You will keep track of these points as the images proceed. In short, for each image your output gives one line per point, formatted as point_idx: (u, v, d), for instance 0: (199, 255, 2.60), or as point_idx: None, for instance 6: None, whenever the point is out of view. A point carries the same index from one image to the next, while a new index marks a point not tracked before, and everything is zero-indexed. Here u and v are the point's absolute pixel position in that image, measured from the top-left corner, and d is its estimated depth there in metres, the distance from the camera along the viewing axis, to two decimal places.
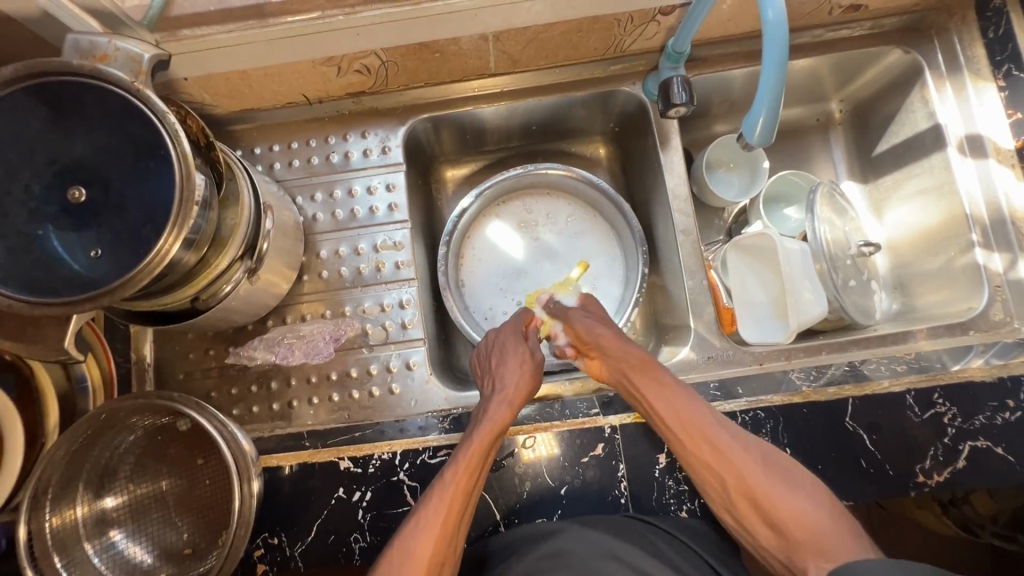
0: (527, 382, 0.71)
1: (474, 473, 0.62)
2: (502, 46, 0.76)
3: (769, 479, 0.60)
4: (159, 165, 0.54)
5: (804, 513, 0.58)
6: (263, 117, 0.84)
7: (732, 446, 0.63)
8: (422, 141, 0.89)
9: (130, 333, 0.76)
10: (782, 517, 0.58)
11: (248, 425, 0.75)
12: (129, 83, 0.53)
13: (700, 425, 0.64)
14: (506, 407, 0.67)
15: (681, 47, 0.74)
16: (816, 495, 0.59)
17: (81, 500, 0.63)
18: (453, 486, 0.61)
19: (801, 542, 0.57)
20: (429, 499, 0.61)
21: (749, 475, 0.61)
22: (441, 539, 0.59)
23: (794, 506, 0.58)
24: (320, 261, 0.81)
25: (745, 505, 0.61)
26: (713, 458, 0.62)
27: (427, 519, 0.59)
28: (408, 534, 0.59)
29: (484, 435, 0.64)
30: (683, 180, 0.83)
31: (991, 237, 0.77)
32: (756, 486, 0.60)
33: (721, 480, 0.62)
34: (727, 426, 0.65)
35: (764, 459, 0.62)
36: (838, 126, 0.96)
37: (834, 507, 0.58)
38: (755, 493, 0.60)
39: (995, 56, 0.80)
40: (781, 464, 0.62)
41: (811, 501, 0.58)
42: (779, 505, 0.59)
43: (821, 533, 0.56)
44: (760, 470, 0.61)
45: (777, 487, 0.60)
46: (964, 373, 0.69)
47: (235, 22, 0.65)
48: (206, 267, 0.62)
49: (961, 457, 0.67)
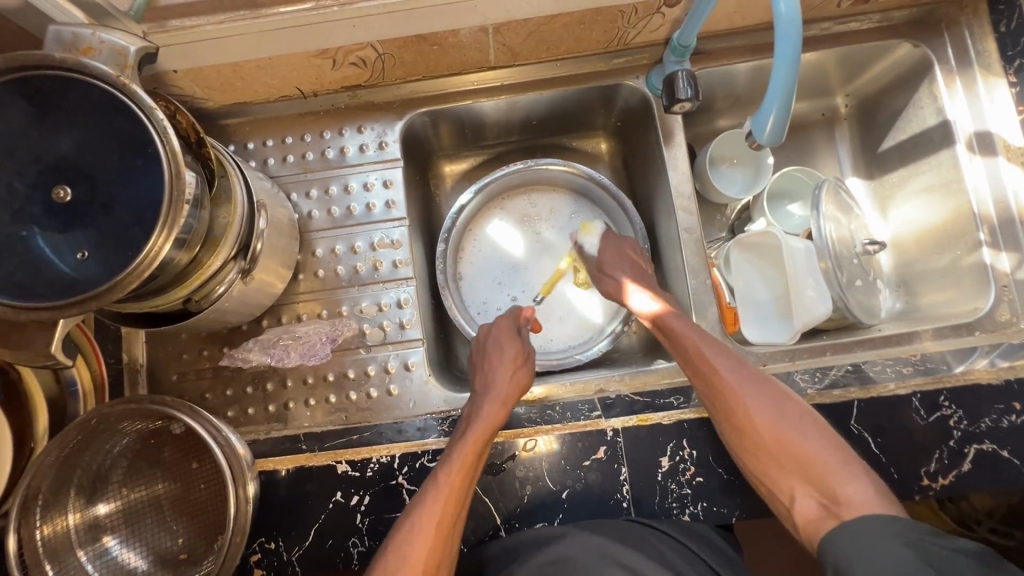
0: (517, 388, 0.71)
1: (471, 468, 0.62)
2: (503, 39, 0.74)
3: (782, 418, 0.62)
4: (146, 164, 0.52)
5: (810, 452, 0.60)
6: (255, 111, 0.82)
7: (753, 394, 0.64)
8: (420, 136, 0.87)
9: (121, 334, 0.74)
10: (783, 452, 0.60)
11: (243, 427, 0.74)
12: (114, 78, 0.51)
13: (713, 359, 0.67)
14: (499, 408, 0.67)
15: (687, 41, 0.72)
16: (816, 431, 0.61)
17: (73, 507, 0.62)
18: (446, 487, 0.61)
19: (793, 470, 0.60)
20: (427, 496, 0.61)
21: (761, 418, 0.62)
22: (444, 516, 0.60)
23: (796, 439, 0.61)
24: (316, 260, 0.79)
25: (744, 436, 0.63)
26: (731, 402, 0.64)
27: (421, 520, 0.59)
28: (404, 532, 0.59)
29: (478, 436, 0.64)
30: (687, 177, 0.81)
31: (999, 236, 0.76)
32: (760, 420, 0.62)
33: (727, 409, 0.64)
34: (751, 376, 0.66)
35: (765, 390, 0.64)
36: (844, 122, 0.95)
37: (832, 440, 0.61)
38: (768, 435, 0.61)
39: (1007, 51, 0.78)
40: (785, 398, 0.64)
41: (811, 437, 0.60)
42: (788, 445, 0.61)
43: (815, 461, 0.59)
44: (764, 403, 0.63)
45: (782, 422, 0.62)
46: (970, 376, 0.69)
47: (225, 13, 0.63)
48: (198, 268, 0.60)
49: (966, 461, 0.66)
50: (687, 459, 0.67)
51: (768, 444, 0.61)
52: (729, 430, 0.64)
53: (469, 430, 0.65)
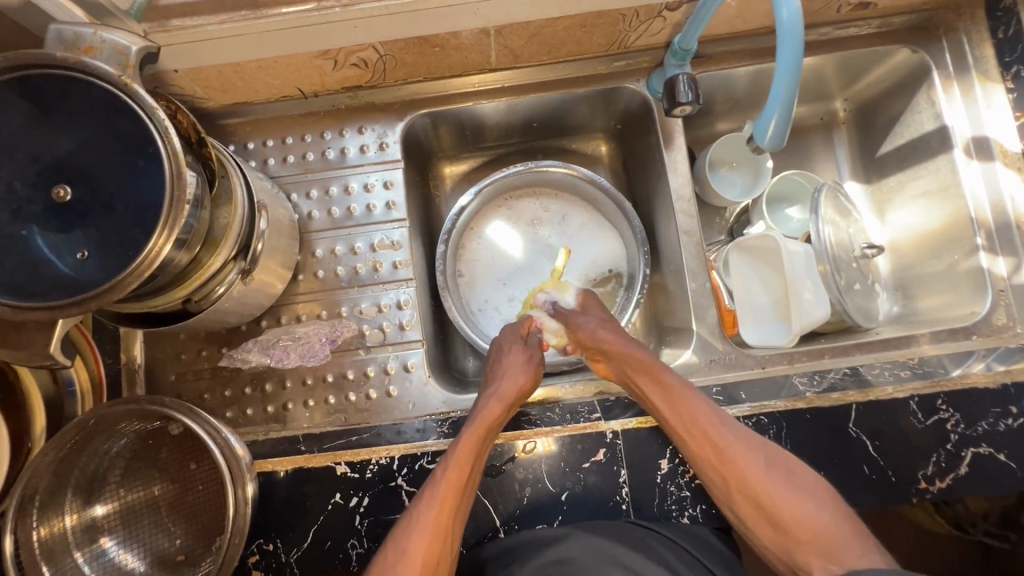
0: (524, 386, 0.71)
1: (472, 464, 0.63)
2: (504, 41, 0.74)
3: (768, 471, 0.62)
4: (148, 164, 0.52)
5: (807, 512, 0.59)
6: (256, 111, 0.81)
7: (738, 447, 0.63)
8: (420, 137, 0.87)
9: (120, 334, 0.73)
10: (793, 527, 0.60)
11: (241, 428, 0.74)
12: (116, 77, 0.51)
13: (705, 425, 0.64)
14: (496, 404, 0.67)
15: (688, 45, 0.72)
16: (821, 500, 0.60)
17: (70, 508, 0.61)
18: (446, 480, 0.61)
19: (805, 544, 0.59)
20: (429, 490, 0.61)
21: (765, 490, 0.61)
22: (442, 520, 0.59)
23: (788, 496, 0.60)
24: (316, 260, 0.79)
25: (749, 506, 0.62)
26: (730, 472, 0.62)
27: (422, 514, 0.59)
28: (405, 527, 0.60)
29: (477, 431, 0.65)
30: (687, 180, 0.81)
31: (996, 241, 0.77)
32: (762, 491, 0.61)
33: (724, 480, 0.63)
34: (734, 427, 0.65)
35: (766, 456, 0.63)
36: (842, 127, 0.95)
37: (837, 507, 0.60)
38: (758, 490, 0.61)
39: (1004, 57, 0.78)
40: (785, 465, 0.62)
41: (816, 507, 0.59)
42: (780, 502, 0.60)
43: (828, 534, 0.58)
44: (763, 470, 0.62)
45: (784, 491, 0.61)
46: (967, 379, 0.69)
47: (227, 13, 0.63)
48: (198, 268, 0.60)
49: (963, 464, 0.66)
50: (687, 462, 0.68)
51: (757, 498, 0.62)
52: (735, 503, 0.63)
53: (468, 427, 0.66)
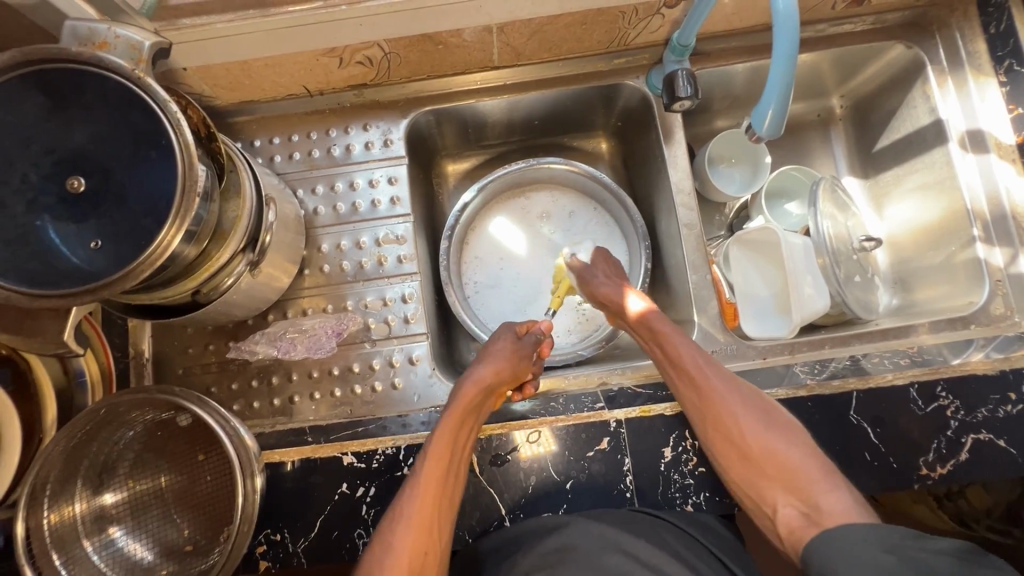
0: (503, 373, 0.71)
1: (451, 451, 0.63)
2: (506, 39, 0.76)
3: (745, 413, 0.64)
4: (160, 155, 0.53)
5: (780, 449, 0.61)
6: (262, 110, 0.83)
7: (719, 387, 0.65)
8: (424, 134, 0.88)
9: (128, 328, 0.75)
10: (767, 462, 0.62)
11: (248, 421, 0.74)
12: (130, 71, 0.51)
13: (695, 366, 0.67)
14: (470, 388, 0.68)
15: (686, 41, 0.74)
16: (795, 440, 0.62)
17: (79, 497, 0.62)
18: (425, 472, 0.61)
19: (774, 478, 0.61)
20: (411, 481, 0.62)
21: (748, 429, 0.63)
22: (423, 519, 0.60)
23: (762, 436, 0.62)
24: (322, 255, 0.80)
25: (723, 443, 0.64)
26: (713, 409, 0.64)
27: (406, 508, 0.60)
28: (390, 522, 0.60)
29: (454, 416, 0.65)
30: (687, 174, 0.82)
31: (992, 232, 0.77)
32: (738, 428, 0.63)
33: (704, 416, 0.65)
34: (719, 369, 0.67)
35: (748, 402, 0.65)
36: (840, 123, 0.97)
37: (812, 451, 0.62)
38: (732, 435, 0.63)
39: (996, 51, 0.79)
40: (765, 408, 0.65)
41: (790, 444, 0.62)
42: (755, 443, 0.62)
43: (798, 471, 0.60)
44: (743, 410, 0.64)
45: (760, 430, 0.63)
46: (966, 366, 0.69)
47: (236, 11, 0.64)
48: (206, 260, 0.61)
49: (964, 450, 0.67)
50: (690, 450, 0.68)
51: (731, 437, 0.63)
52: (710, 440, 0.65)
53: (446, 411, 0.66)
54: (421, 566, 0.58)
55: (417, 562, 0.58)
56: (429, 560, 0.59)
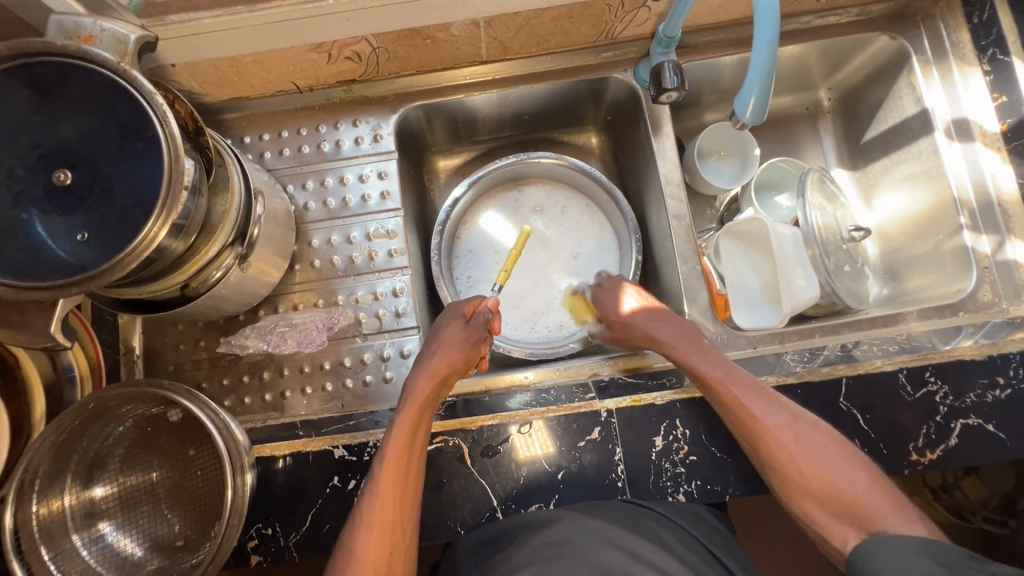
0: (453, 363, 0.70)
1: (407, 451, 0.63)
2: (493, 32, 0.76)
3: (803, 449, 0.62)
4: (147, 147, 0.53)
5: (840, 482, 0.61)
6: (252, 106, 0.83)
7: (772, 424, 0.63)
8: (414, 130, 0.88)
9: (118, 324, 0.75)
10: (829, 496, 0.61)
11: (240, 416, 0.74)
12: (116, 64, 0.52)
13: (745, 403, 0.64)
14: (422, 381, 0.67)
15: (672, 32, 0.74)
16: (856, 471, 0.62)
17: (69, 491, 0.62)
18: (383, 475, 0.61)
19: (839, 511, 0.61)
20: (370, 485, 0.62)
21: (807, 467, 0.62)
22: (384, 522, 0.60)
23: (822, 472, 0.62)
24: (312, 250, 0.80)
25: (785, 480, 0.63)
26: (772, 448, 0.63)
27: (366, 513, 0.60)
28: (354, 527, 0.60)
29: (410, 415, 0.65)
30: (676, 166, 0.83)
31: (979, 220, 0.78)
32: (797, 466, 0.62)
33: (764, 455, 0.63)
34: (767, 403, 0.65)
35: (802, 435, 0.63)
36: (828, 115, 0.98)
37: (873, 477, 0.62)
38: (793, 473, 0.62)
39: (980, 41, 0.80)
40: (820, 439, 0.63)
41: (851, 476, 0.61)
42: (816, 479, 0.62)
43: (862, 503, 0.60)
44: (799, 446, 0.62)
45: (819, 466, 0.62)
46: (955, 352, 0.70)
47: (223, 7, 0.65)
48: (195, 254, 0.61)
49: (953, 435, 0.67)
50: (680, 439, 0.68)
51: (792, 475, 0.63)
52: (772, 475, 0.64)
53: (401, 409, 0.66)
54: (388, 567, 0.59)
55: (382, 563, 0.59)
56: (394, 559, 0.60)
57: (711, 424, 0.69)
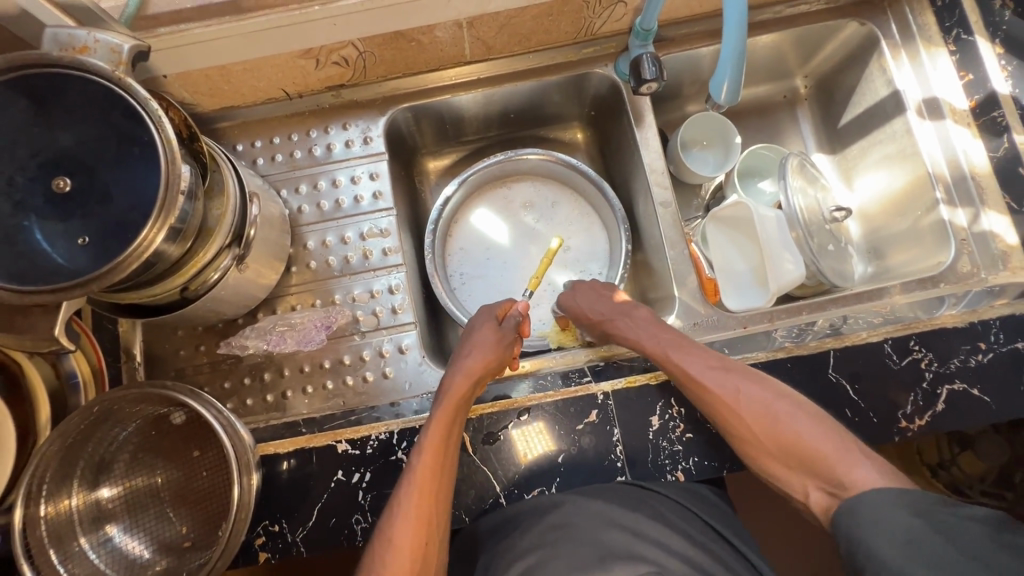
0: (489, 363, 0.72)
1: (444, 445, 0.65)
2: (476, 33, 0.78)
3: (750, 409, 0.65)
4: (143, 152, 0.54)
5: (797, 437, 0.63)
6: (243, 115, 0.85)
7: (720, 389, 0.66)
8: (403, 131, 0.90)
9: (118, 333, 0.76)
10: (788, 452, 0.64)
11: (242, 418, 0.75)
12: (110, 72, 0.53)
13: (693, 373, 0.67)
14: (462, 380, 0.69)
15: (649, 25, 0.77)
16: (813, 422, 0.64)
17: (76, 492, 0.62)
18: (421, 469, 0.63)
19: (801, 464, 0.64)
20: (407, 477, 0.64)
21: (760, 428, 0.65)
22: (421, 513, 0.62)
23: (777, 429, 0.64)
24: (308, 252, 0.81)
25: (745, 443, 0.66)
26: (721, 411, 0.65)
27: (403, 504, 0.62)
28: (388, 519, 0.62)
29: (447, 411, 0.66)
30: (659, 155, 0.85)
31: (954, 194, 0.80)
32: (750, 428, 0.65)
33: (721, 420, 0.66)
34: (712, 370, 0.67)
35: (754, 398, 0.66)
36: (805, 102, 1.00)
37: (830, 427, 0.63)
38: (745, 435, 0.66)
39: (945, 23, 0.84)
40: (772, 398, 0.66)
41: (806, 429, 0.63)
42: (774, 437, 0.64)
43: (820, 453, 0.62)
44: (750, 409, 0.65)
45: (773, 426, 0.64)
46: (937, 321, 0.72)
47: (213, 17, 0.67)
48: (192, 257, 0.62)
49: (940, 401, 0.69)
50: (676, 417, 0.69)
51: (749, 438, 0.65)
52: (735, 439, 0.66)
53: (438, 406, 0.67)
54: (422, 556, 0.61)
55: (417, 552, 0.61)
56: (429, 548, 0.62)
57: None
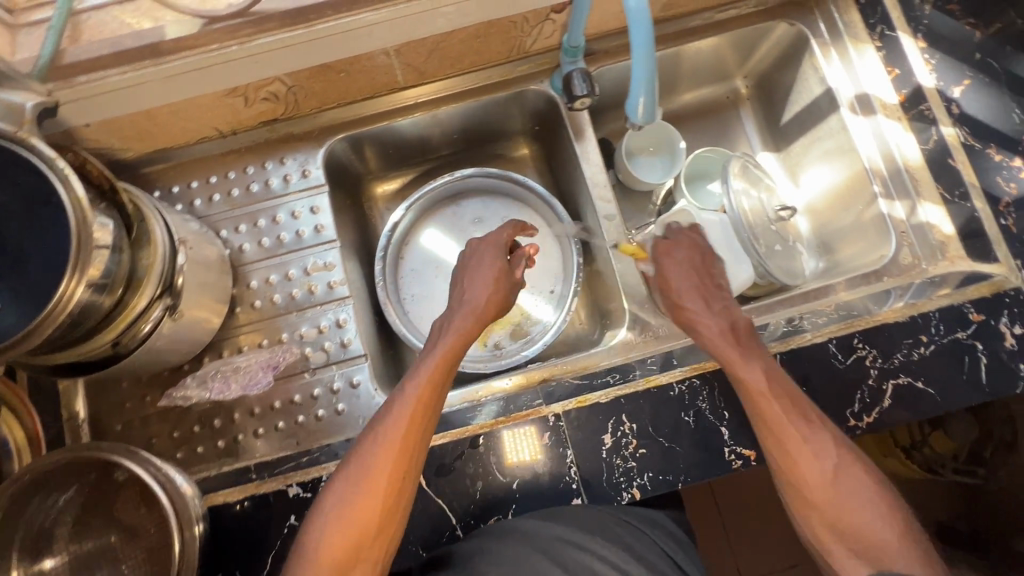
0: (492, 304, 0.74)
1: (441, 377, 0.66)
2: (406, 59, 0.78)
3: (837, 474, 0.59)
4: (53, 212, 0.53)
5: (866, 519, 0.56)
6: (178, 155, 0.83)
7: (807, 446, 0.60)
8: (344, 161, 0.89)
9: (59, 391, 0.74)
10: (849, 531, 0.57)
11: (192, 467, 0.73)
12: (12, 134, 0.53)
13: (780, 420, 0.62)
14: (468, 321, 0.72)
15: (576, 42, 0.77)
16: (890, 515, 0.56)
17: (17, 564, 0.62)
18: (416, 395, 0.63)
19: (857, 550, 0.56)
20: (399, 399, 0.63)
21: (835, 496, 0.58)
22: (409, 436, 0.61)
23: (852, 505, 0.57)
24: (252, 291, 0.80)
25: (810, 507, 0.59)
26: (797, 464, 0.60)
27: (391, 423, 0.61)
28: (369, 443, 0.61)
29: (450, 346, 0.68)
30: (600, 168, 0.85)
31: (891, 187, 0.81)
32: (822, 493, 0.59)
33: (791, 472, 0.61)
34: (809, 427, 0.62)
35: (841, 467, 0.59)
36: (747, 102, 1.01)
37: (911, 533, 0.55)
38: (813, 493, 0.59)
39: (869, 19, 0.85)
40: (858, 472, 0.59)
41: (880, 518, 0.56)
42: (844, 512, 0.57)
43: (883, 545, 0.55)
44: (828, 474, 0.59)
45: (846, 498, 0.58)
46: (880, 317, 0.73)
47: (130, 63, 0.65)
48: (122, 309, 0.61)
49: (886, 397, 0.69)
50: (628, 433, 0.69)
51: (815, 501, 0.59)
52: (799, 501, 0.60)
53: (439, 343, 0.69)
54: (399, 484, 0.59)
55: (395, 478, 0.59)
56: (408, 477, 0.60)
57: (656, 416, 0.70)
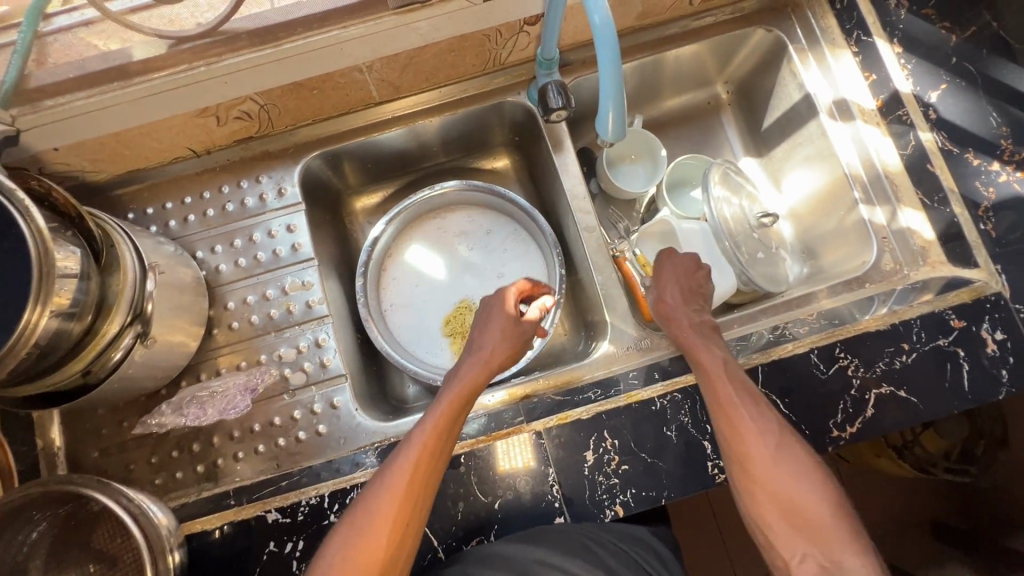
0: (503, 352, 0.73)
1: (449, 429, 0.64)
2: (379, 74, 0.77)
3: (783, 455, 0.60)
4: (15, 243, 0.52)
5: (804, 495, 0.58)
6: (152, 176, 0.82)
7: (753, 425, 0.62)
8: (321, 178, 0.88)
9: (34, 420, 0.73)
10: (789, 509, 0.58)
11: (170, 494, 0.72)
12: None
13: (729, 401, 0.63)
14: (477, 368, 0.70)
15: (550, 54, 0.76)
16: (826, 491, 0.58)
17: None
18: (421, 445, 0.62)
19: (795, 529, 0.57)
20: (405, 447, 0.63)
21: (778, 475, 0.59)
22: (412, 489, 0.60)
23: (795, 484, 0.58)
24: (229, 312, 0.79)
25: (755, 487, 0.60)
26: (742, 443, 0.61)
27: (395, 472, 0.60)
28: (373, 491, 0.60)
29: (457, 394, 0.67)
30: (579, 180, 0.84)
31: (871, 193, 0.81)
32: (766, 472, 0.59)
33: (738, 451, 0.61)
34: (758, 409, 0.63)
35: (782, 443, 0.61)
36: (728, 108, 1.00)
37: (843, 510, 0.57)
38: (755, 468, 0.60)
39: (845, 24, 0.85)
40: (797, 450, 0.61)
41: (815, 492, 0.58)
42: (784, 489, 0.58)
43: (821, 521, 0.56)
44: (773, 453, 0.60)
45: (788, 477, 0.59)
46: (861, 325, 0.72)
47: (96, 86, 0.65)
48: (91, 337, 0.59)
49: (869, 406, 0.69)
50: (610, 450, 0.69)
51: (758, 479, 0.60)
52: (742, 480, 0.61)
53: (448, 390, 0.67)
54: (400, 535, 0.58)
55: (398, 530, 0.58)
56: (410, 528, 0.59)
57: (638, 431, 0.69)
